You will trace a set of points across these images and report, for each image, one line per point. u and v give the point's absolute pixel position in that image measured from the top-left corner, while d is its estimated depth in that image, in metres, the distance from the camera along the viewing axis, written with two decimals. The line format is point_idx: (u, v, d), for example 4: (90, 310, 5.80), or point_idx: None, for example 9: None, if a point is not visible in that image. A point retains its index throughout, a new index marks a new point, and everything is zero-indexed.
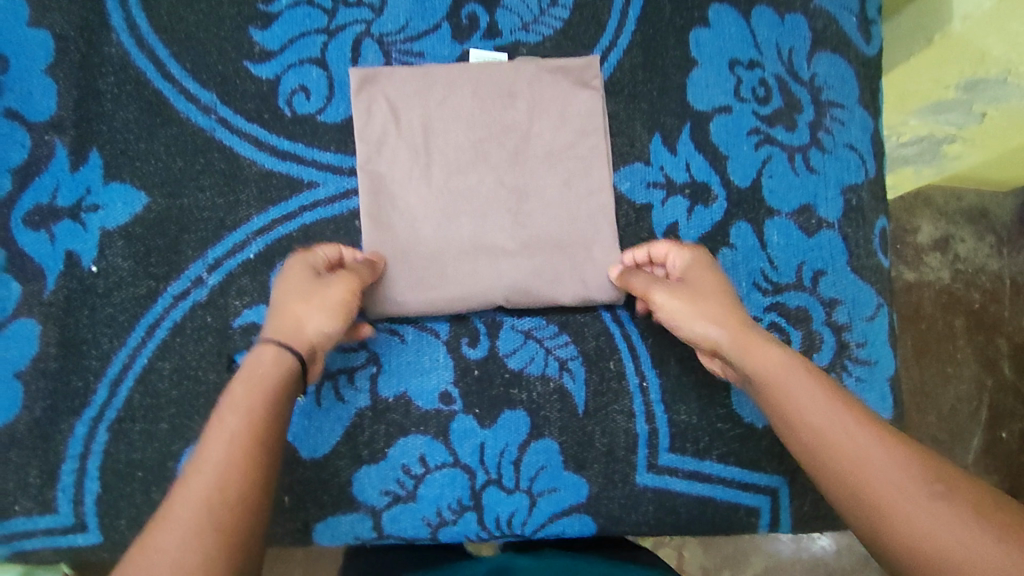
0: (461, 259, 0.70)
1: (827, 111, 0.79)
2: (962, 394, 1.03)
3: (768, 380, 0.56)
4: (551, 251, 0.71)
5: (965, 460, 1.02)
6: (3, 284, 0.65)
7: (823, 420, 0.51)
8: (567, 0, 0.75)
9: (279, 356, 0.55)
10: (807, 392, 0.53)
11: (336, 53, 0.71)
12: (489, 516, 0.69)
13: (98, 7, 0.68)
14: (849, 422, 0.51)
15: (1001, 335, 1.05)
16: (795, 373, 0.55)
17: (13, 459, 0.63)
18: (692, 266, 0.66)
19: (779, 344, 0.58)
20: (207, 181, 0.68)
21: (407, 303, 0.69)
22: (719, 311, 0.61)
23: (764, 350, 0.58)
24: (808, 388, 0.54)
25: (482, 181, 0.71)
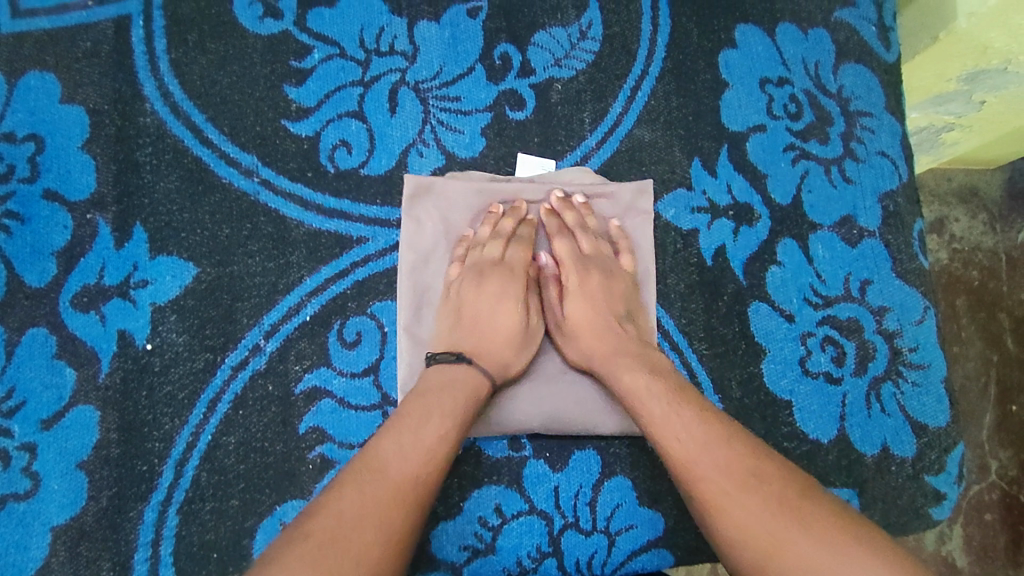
0: (501, 384, 0.67)
1: (857, 121, 0.80)
2: (970, 371, 1.05)
3: (686, 471, 0.54)
4: (593, 379, 0.69)
5: (979, 438, 1.03)
6: (57, 371, 0.63)
7: (716, 488, 0.52)
8: (595, 33, 0.78)
9: (458, 398, 0.59)
10: (713, 428, 0.56)
11: (374, 103, 0.72)
12: (569, 559, 0.67)
13: (130, 77, 0.69)
14: (725, 462, 0.53)
15: (1002, 310, 1.07)
16: (671, 404, 0.58)
17: (84, 553, 0.60)
18: (580, 278, 0.68)
19: (648, 368, 0.62)
20: (256, 246, 0.68)
21: (485, 424, 0.66)
22: (652, 420, 0.58)
23: (636, 376, 0.62)
24: (692, 409, 0.58)
25: (557, 315, 0.68)
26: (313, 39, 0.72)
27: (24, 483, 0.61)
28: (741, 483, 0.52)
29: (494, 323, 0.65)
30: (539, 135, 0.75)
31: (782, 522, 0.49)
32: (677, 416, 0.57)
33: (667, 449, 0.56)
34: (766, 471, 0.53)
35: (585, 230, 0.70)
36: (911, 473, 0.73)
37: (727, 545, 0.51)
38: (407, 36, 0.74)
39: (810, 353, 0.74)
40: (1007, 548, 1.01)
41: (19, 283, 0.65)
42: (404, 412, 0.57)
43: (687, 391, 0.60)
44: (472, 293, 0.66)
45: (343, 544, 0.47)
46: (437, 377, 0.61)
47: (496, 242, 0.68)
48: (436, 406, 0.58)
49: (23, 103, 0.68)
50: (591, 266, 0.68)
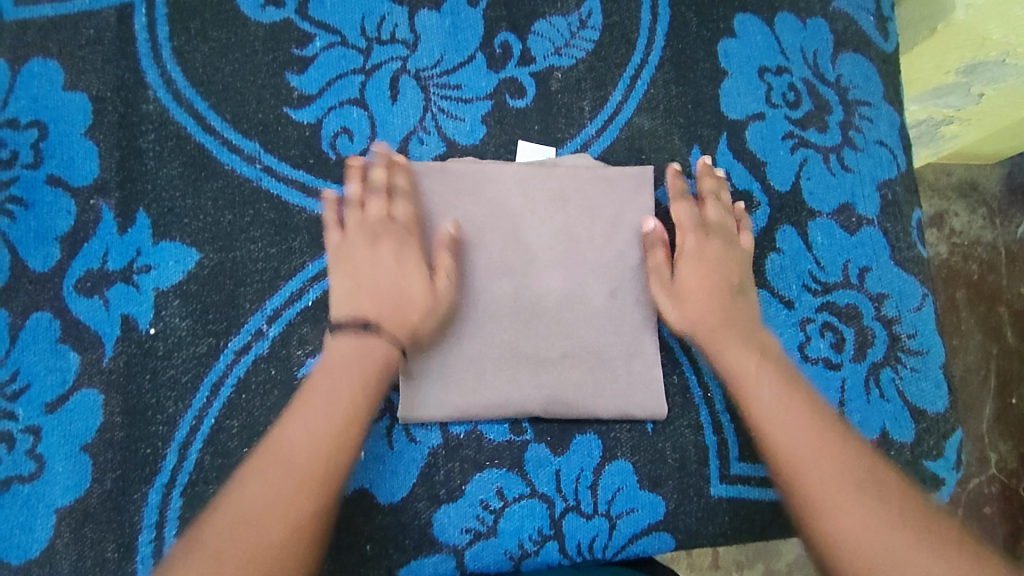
0: (499, 367, 0.68)
1: (855, 109, 0.80)
2: (970, 364, 1.05)
3: (794, 474, 0.56)
4: (592, 363, 0.69)
5: (979, 429, 1.04)
6: (61, 355, 0.64)
7: (824, 492, 0.54)
8: (595, 22, 0.78)
9: (371, 371, 0.60)
10: (798, 432, 0.58)
11: (375, 91, 0.73)
12: (571, 542, 0.67)
13: (133, 65, 0.70)
14: (810, 429, 0.58)
15: (1002, 303, 1.07)
16: (785, 403, 0.60)
17: (89, 534, 0.61)
18: (701, 247, 0.70)
19: (776, 367, 0.64)
20: (259, 232, 0.68)
21: (467, 399, 0.67)
22: (750, 401, 0.62)
23: (767, 373, 0.63)
24: (815, 421, 0.59)
25: (653, 254, 0.70)
26: (315, 28, 0.73)
27: (28, 465, 0.61)
28: (861, 509, 0.52)
29: (401, 286, 0.64)
30: (540, 123, 0.75)
31: (879, 531, 0.51)
32: (792, 415, 0.59)
33: (797, 471, 0.56)
34: (885, 488, 0.54)
35: (709, 199, 0.73)
36: (910, 458, 0.74)
37: (793, 495, 0.56)
38: (408, 25, 0.75)
39: (810, 339, 0.74)
40: (1007, 540, 1.01)
41: (23, 267, 0.65)
42: (307, 390, 0.59)
43: (806, 395, 0.61)
44: (365, 254, 0.65)
45: (263, 561, 0.50)
46: (346, 353, 0.61)
47: (373, 198, 0.67)
48: (346, 384, 0.59)
49: (27, 90, 0.68)
50: (711, 233, 0.71)
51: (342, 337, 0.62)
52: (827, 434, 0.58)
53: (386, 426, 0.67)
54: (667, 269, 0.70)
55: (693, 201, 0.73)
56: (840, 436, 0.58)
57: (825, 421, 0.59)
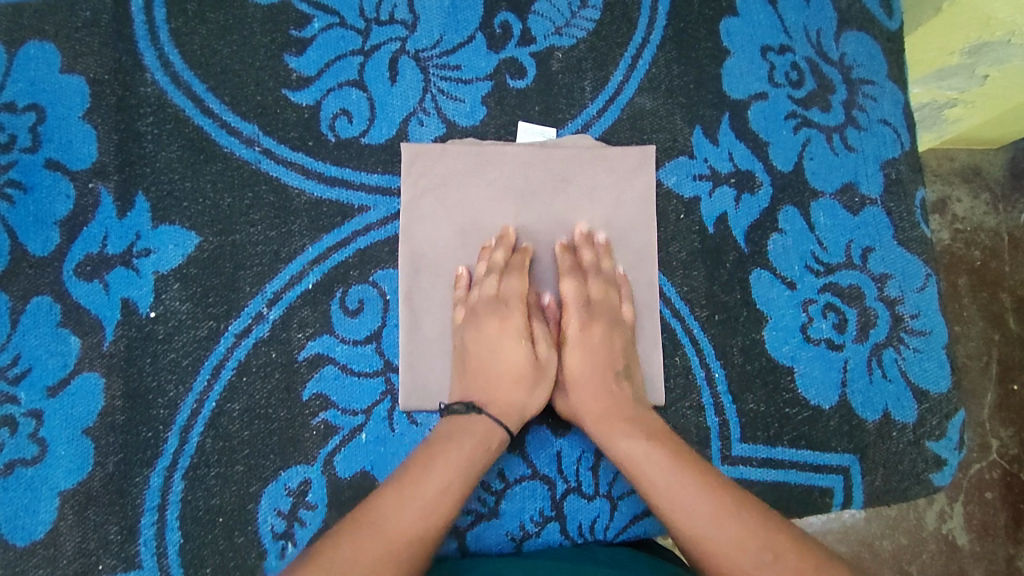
0: None
1: (859, 88, 0.79)
2: (971, 351, 1.05)
3: (698, 541, 0.54)
4: None
5: (980, 415, 1.04)
6: (61, 340, 0.64)
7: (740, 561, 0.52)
8: (596, 1, 0.77)
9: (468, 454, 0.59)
10: (691, 499, 0.56)
11: (374, 73, 0.72)
12: (572, 523, 0.67)
13: (131, 47, 0.69)
14: (677, 474, 0.58)
15: (1004, 289, 1.07)
16: (672, 476, 0.58)
17: (92, 517, 0.61)
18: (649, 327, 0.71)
19: (650, 437, 0.61)
20: (258, 215, 0.68)
21: None
22: (630, 457, 0.60)
23: (635, 443, 0.61)
24: (677, 480, 0.57)
25: (549, 369, 0.66)
26: (313, 9, 0.72)
27: (30, 449, 0.61)
28: (760, 560, 0.52)
29: (495, 362, 0.64)
30: (540, 103, 0.74)
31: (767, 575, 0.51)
32: (654, 469, 0.59)
33: (673, 519, 0.56)
34: (783, 546, 0.53)
35: (597, 273, 0.68)
36: (912, 438, 0.74)
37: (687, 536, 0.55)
38: (407, 5, 0.74)
39: (812, 320, 0.74)
40: (1008, 526, 1.01)
41: (23, 252, 0.65)
42: (420, 467, 0.58)
43: (684, 457, 0.60)
44: (471, 336, 0.65)
45: None
46: (448, 429, 0.62)
47: (495, 271, 0.67)
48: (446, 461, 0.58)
49: (24, 73, 0.68)
50: (595, 314, 0.67)
51: (447, 416, 0.63)
52: (698, 495, 0.56)
53: (387, 409, 0.66)
54: (552, 359, 0.66)
55: (582, 276, 0.68)
56: (742, 498, 0.56)
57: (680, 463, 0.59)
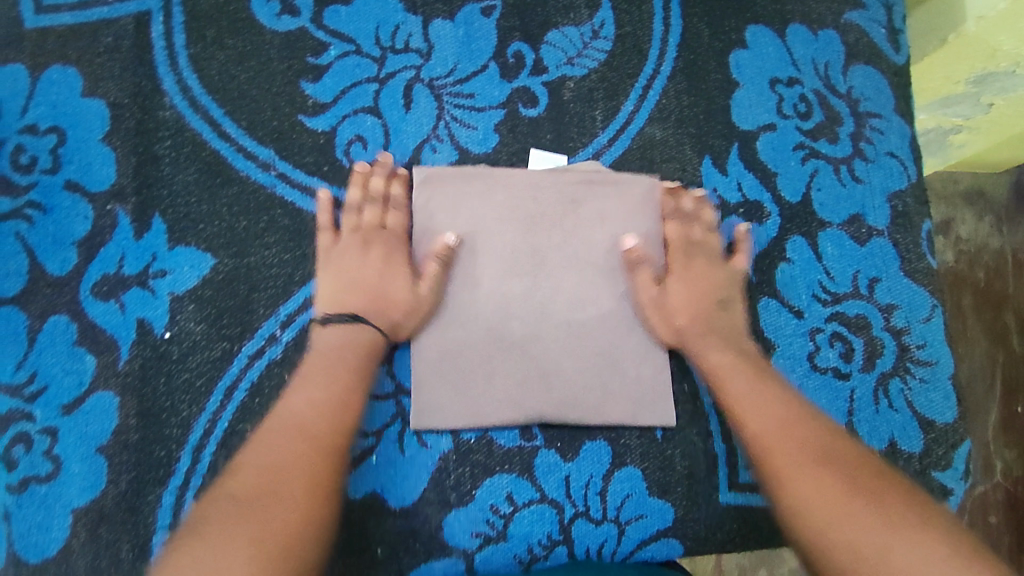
0: (509, 373, 0.69)
1: (866, 121, 0.81)
2: (975, 371, 1.05)
3: (758, 440, 0.60)
4: (601, 369, 0.70)
5: (984, 437, 1.04)
6: (77, 358, 0.64)
7: (784, 454, 0.58)
8: (606, 32, 0.79)
9: (353, 362, 0.63)
10: (766, 404, 0.62)
11: (389, 100, 0.73)
12: (580, 548, 0.67)
13: (151, 72, 0.71)
14: (760, 384, 0.64)
15: (1007, 310, 1.07)
16: (733, 370, 0.65)
17: (104, 535, 0.61)
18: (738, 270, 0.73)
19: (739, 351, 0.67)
20: (273, 238, 0.69)
21: (479, 403, 0.68)
22: (715, 367, 0.67)
23: (723, 355, 0.67)
24: (750, 387, 0.64)
25: (654, 295, 0.70)
26: (330, 36, 0.74)
27: (45, 466, 0.62)
28: (811, 459, 0.57)
29: (384, 289, 0.66)
30: (552, 131, 0.76)
31: (804, 467, 0.56)
32: (737, 376, 0.65)
33: (742, 422, 0.62)
34: (839, 451, 0.58)
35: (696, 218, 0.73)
36: (919, 468, 0.74)
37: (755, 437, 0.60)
38: (422, 34, 0.75)
39: (819, 349, 0.75)
40: (1011, 547, 1.01)
41: (42, 271, 0.66)
42: (308, 372, 0.62)
43: (761, 372, 0.65)
44: (345, 262, 0.67)
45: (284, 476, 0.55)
46: (332, 340, 0.64)
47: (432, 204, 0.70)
48: (324, 367, 0.62)
49: (47, 96, 0.69)
50: (697, 253, 0.72)
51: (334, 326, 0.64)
52: (769, 407, 0.62)
53: (398, 432, 0.67)
54: (654, 288, 0.70)
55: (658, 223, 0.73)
56: (807, 412, 0.62)
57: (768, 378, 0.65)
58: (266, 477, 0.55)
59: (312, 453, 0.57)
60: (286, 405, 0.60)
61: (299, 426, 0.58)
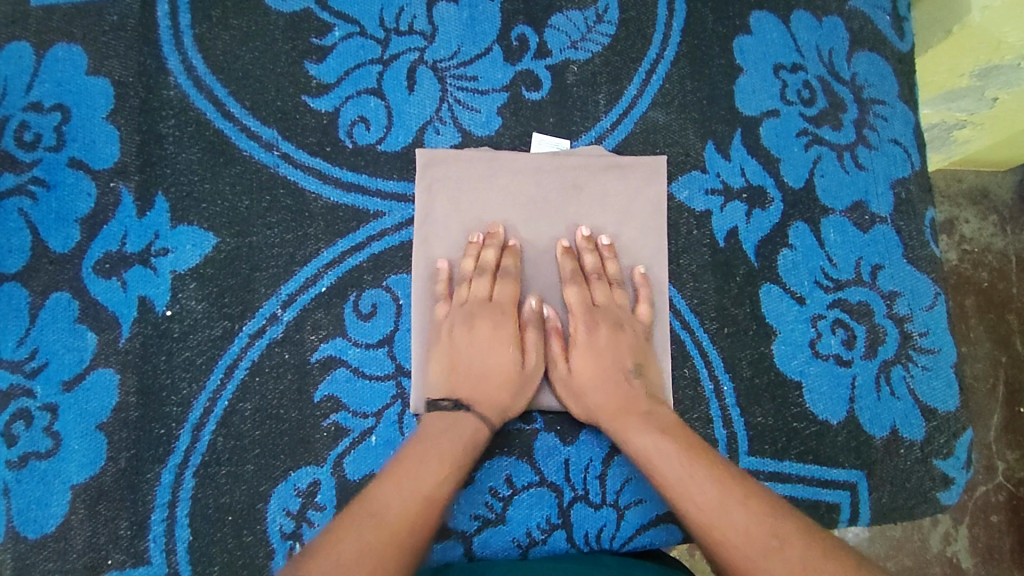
0: None
1: (870, 108, 0.80)
2: (978, 372, 1.05)
3: (704, 525, 0.55)
4: None
5: (986, 438, 1.03)
6: (78, 335, 0.64)
7: (739, 543, 0.53)
8: (611, 16, 0.79)
9: (458, 447, 0.60)
10: (699, 488, 0.57)
11: (392, 82, 0.73)
12: (579, 532, 0.67)
13: (155, 51, 0.71)
14: (685, 465, 0.59)
15: (1010, 311, 1.07)
16: (658, 444, 0.61)
17: (103, 511, 0.62)
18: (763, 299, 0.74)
19: (661, 433, 0.62)
20: (275, 218, 0.69)
21: None
22: (641, 453, 0.62)
23: (646, 436, 0.62)
24: (685, 470, 0.59)
25: (561, 373, 0.67)
26: (334, 18, 0.74)
27: (45, 442, 0.62)
28: (768, 547, 0.52)
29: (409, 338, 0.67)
30: (555, 115, 0.76)
31: (776, 559, 0.51)
32: (667, 459, 0.60)
33: (682, 505, 0.57)
34: (787, 531, 0.53)
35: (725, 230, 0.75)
36: (920, 456, 0.74)
37: (698, 528, 0.55)
38: (426, 17, 0.75)
39: (821, 335, 0.75)
40: (1014, 551, 1.01)
41: (44, 248, 0.66)
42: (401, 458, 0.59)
43: (695, 451, 0.60)
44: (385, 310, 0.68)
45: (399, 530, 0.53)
46: (435, 424, 0.62)
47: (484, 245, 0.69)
48: (434, 452, 0.59)
49: (52, 74, 0.69)
50: (600, 319, 0.68)
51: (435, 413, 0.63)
52: (714, 493, 0.56)
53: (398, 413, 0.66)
54: (562, 364, 0.68)
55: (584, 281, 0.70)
56: (748, 489, 0.57)
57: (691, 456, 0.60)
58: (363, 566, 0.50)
59: (400, 544, 0.53)
60: (379, 489, 0.56)
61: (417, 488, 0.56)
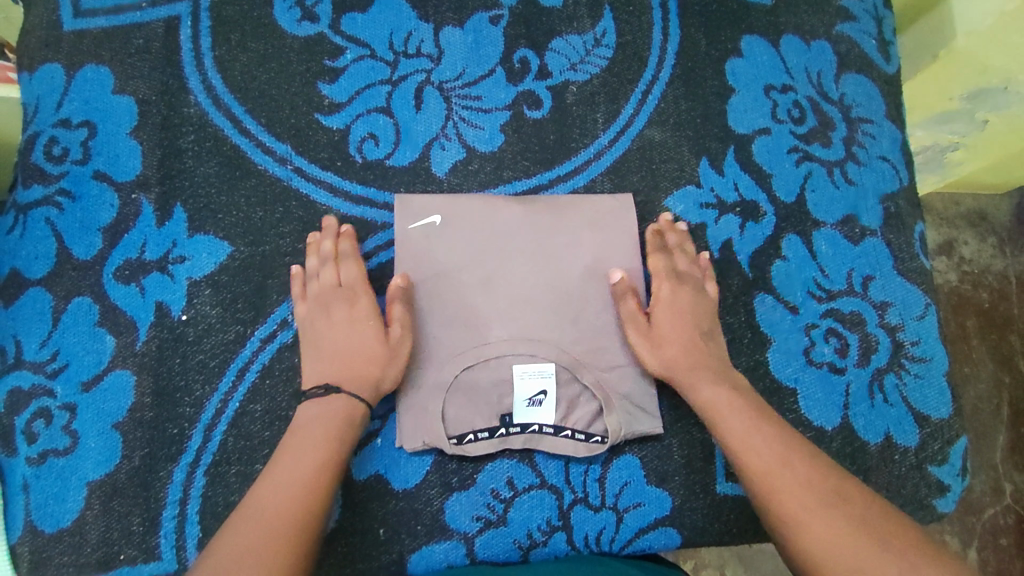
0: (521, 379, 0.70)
1: (859, 127, 0.84)
2: (982, 393, 1.06)
3: (763, 478, 0.58)
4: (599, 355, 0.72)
5: (993, 460, 1.04)
6: (98, 338, 0.67)
7: (804, 499, 0.55)
8: (609, 41, 0.83)
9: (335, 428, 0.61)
10: (802, 476, 0.57)
11: (400, 101, 0.77)
12: (578, 534, 0.68)
13: (177, 72, 0.75)
14: (755, 423, 0.62)
15: (1012, 331, 1.09)
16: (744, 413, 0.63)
17: (116, 508, 0.64)
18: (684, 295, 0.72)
19: (734, 391, 0.66)
20: (288, 228, 0.72)
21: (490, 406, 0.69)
22: (732, 435, 0.62)
23: (719, 392, 0.65)
24: (754, 426, 0.62)
25: (641, 321, 0.70)
26: (346, 42, 0.78)
27: (63, 440, 0.64)
28: (827, 503, 0.55)
29: (351, 347, 0.66)
30: (555, 132, 0.79)
31: (870, 545, 0.52)
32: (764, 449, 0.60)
33: (775, 496, 0.57)
34: (853, 502, 0.55)
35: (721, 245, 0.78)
36: (914, 462, 0.75)
37: (761, 476, 0.58)
38: (432, 41, 0.80)
39: (815, 344, 0.77)
40: None
41: (68, 255, 0.69)
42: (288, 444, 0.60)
43: (768, 414, 0.64)
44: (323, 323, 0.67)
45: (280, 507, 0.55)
46: (313, 410, 0.63)
47: (322, 267, 0.69)
48: (315, 435, 0.60)
49: (80, 93, 0.73)
50: (682, 283, 0.73)
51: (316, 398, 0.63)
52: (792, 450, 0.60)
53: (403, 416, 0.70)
54: (642, 316, 0.70)
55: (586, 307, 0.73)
56: (831, 467, 0.59)
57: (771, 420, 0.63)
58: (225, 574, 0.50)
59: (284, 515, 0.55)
60: (274, 469, 0.58)
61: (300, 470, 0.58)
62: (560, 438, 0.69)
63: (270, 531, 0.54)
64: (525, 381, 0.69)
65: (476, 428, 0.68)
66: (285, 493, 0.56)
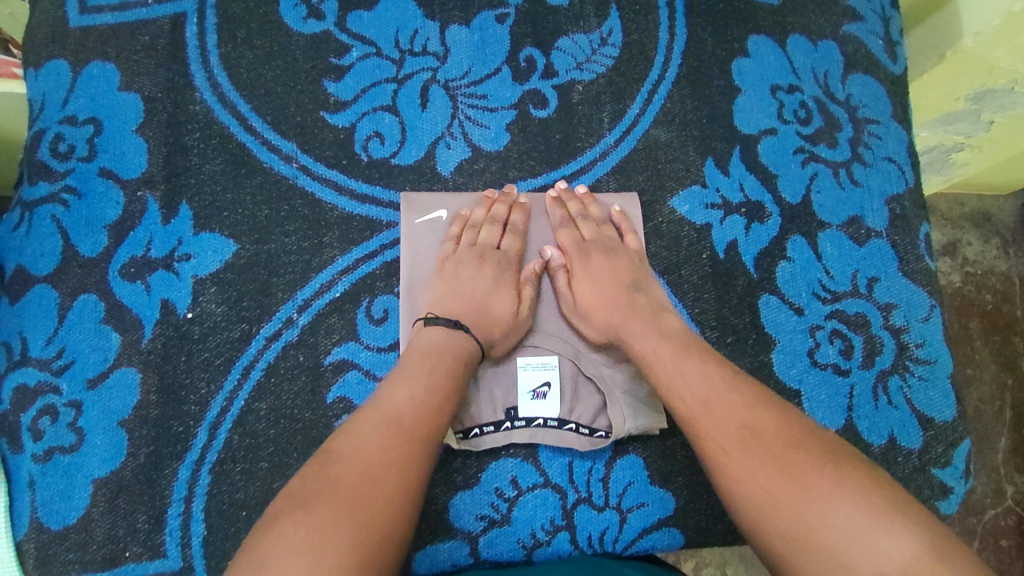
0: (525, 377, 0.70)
1: (865, 127, 0.83)
2: (985, 395, 1.06)
3: (689, 420, 0.58)
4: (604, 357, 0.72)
5: (995, 463, 1.04)
6: (103, 335, 0.67)
7: (725, 438, 0.55)
8: (615, 40, 0.83)
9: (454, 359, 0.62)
10: (722, 415, 0.56)
11: (406, 99, 0.77)
12: (582, 534, 0.68)
13: (183, 69, 0.75)
14: (682, 363, 0.62)
15: (1016, 334, 1.09)
16: (675, 365, 0.61)
17: (122, 505, 0.64)
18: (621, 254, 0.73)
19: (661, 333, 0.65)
20: (293, 226, 0.72)
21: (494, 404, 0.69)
22: (659, 380, 0.62)
23: (647, 338, 0.65)
24: (678, 366, 0.61)
25: (567, 301, 0.72)
26: (352, 39, 0.78)
27: (69, 437, 0.65)
28: (741, 438, 0.54)
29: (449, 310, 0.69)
30: (561, 132, 0.79)
31: (783, 481, 0.51)
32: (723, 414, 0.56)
33: (700, 440, 0.56)
34: (768, 431, 0.55)
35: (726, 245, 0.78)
36: (918, 464, 0.75)
37: (686, 422, 0.58)
38: (438, 39, 0.79)
39: (819, 345, 0.77)
40: None
41: (74, 252, 0.69)
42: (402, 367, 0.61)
43: (692, 351, 0.63)
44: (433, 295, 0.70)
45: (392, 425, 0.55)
46: (436, 337, 0.64)
47: (490, 228, 0.73)
48: (433, 361, 0.61)
49: (87, 89, 0.73)
50: (591, 249, 0.73)
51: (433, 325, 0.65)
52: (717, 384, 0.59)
53: None
54: (568, 293, 0.72)
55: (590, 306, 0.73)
56: (755, 399, 0.58)
57: (698, 355, 0.62)
58: (310, 493, 0.49)
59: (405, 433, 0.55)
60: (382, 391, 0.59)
61: (416, 393, 0.58)
62: (563, 433, 0.69)
63: (362, 510, 0.48)
64: (527, 372, 0.70)
65: (483, 422, 0.68)
66: (387, 418, 0.56)
